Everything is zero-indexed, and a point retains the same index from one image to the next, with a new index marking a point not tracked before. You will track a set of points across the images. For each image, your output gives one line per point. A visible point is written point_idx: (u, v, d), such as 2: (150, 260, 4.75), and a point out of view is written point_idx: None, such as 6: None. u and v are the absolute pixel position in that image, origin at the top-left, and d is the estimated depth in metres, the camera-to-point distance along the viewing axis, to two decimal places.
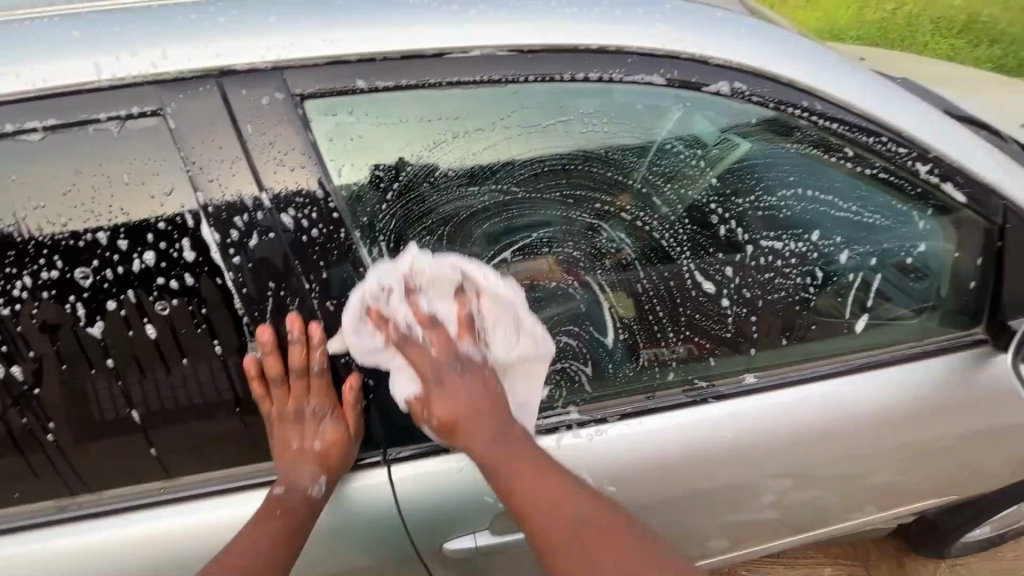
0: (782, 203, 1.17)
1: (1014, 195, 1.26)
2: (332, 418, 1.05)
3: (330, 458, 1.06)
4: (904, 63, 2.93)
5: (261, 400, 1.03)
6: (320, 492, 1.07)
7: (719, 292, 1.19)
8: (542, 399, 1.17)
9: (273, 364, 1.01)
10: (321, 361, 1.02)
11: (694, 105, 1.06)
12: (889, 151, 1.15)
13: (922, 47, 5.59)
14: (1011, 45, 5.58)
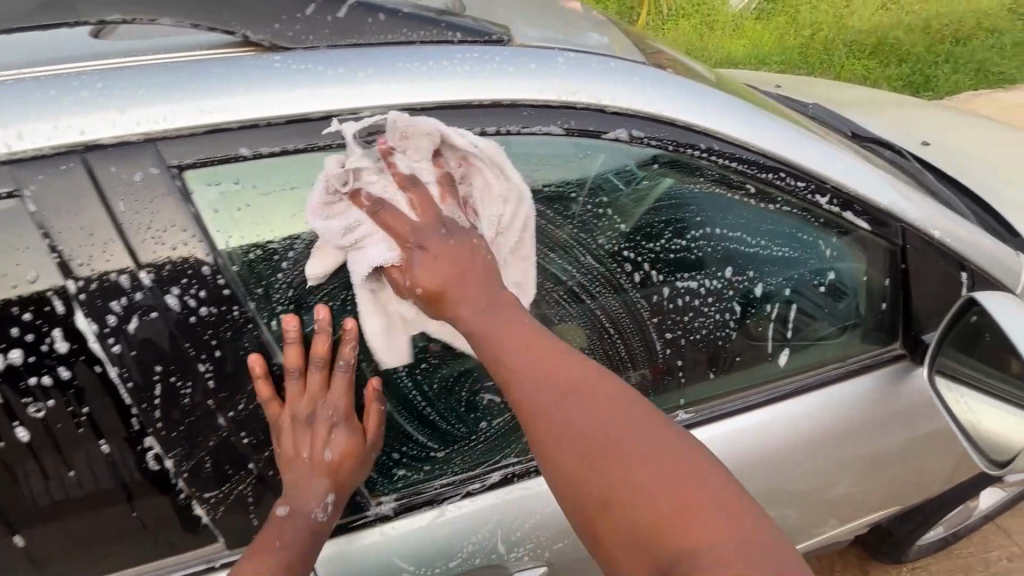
0: (693, 244, 1.17)
1: (911, 218, 1.32)
2: (344, 426, 0.99)
3: (341, 470, 0.99)
4: (819, 88, 3.12)
5: (268, 403, 0.95)
6: (326, 513, 0.98)
7: (641, 332, 1.19)
8: (476, 457, 1.16)
9: (294, 356, 0.96)
10: (348, 357, 0.98)
11: (595, 152, 1.07)
12: (788, 185, 1.20)
13: (839, 69, 6.01)
14: (916, 65, 6.08)
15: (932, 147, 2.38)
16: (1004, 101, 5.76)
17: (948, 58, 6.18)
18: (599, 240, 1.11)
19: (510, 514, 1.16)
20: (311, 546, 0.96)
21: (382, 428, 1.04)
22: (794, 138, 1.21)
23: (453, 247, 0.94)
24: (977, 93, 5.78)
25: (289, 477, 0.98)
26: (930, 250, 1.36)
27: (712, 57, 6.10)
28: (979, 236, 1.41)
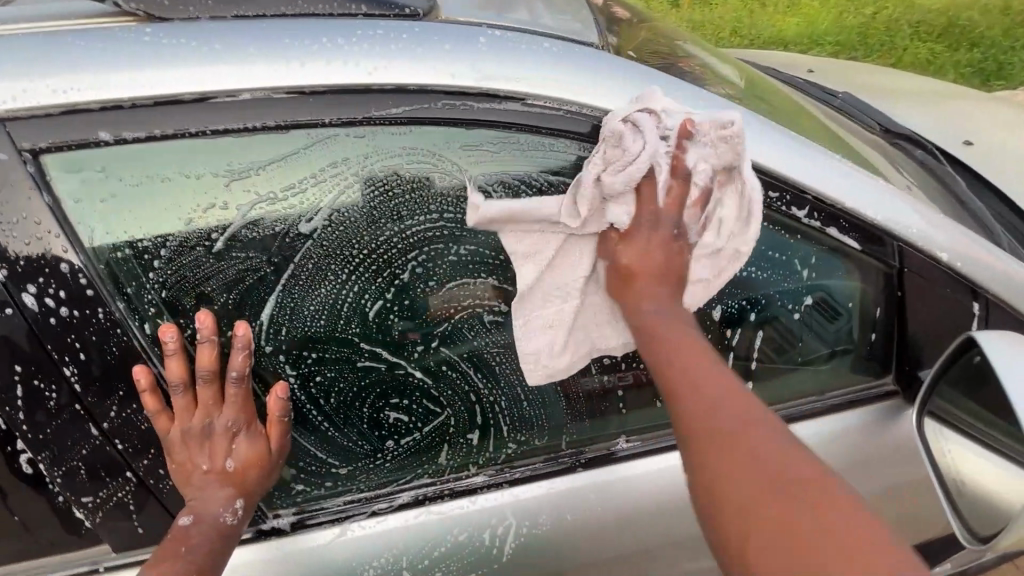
0: None
1: (912, 237, 1.12)
2: (246, 433, 0.93)
3: (248, 477, 0.94)
4: (861, 75, 2.82)
5: (155, 417, 0.88)
6: (235, 519, 0.92)
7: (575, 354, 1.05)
8: (384, 475, 1.07)
9: (177, 368, 0.87)
10: (240, 366, 0.89)
11: (521, 147, 0.92)
12: (757, 195, 1.02)
13: (901, 52, 5.49)
14: (992, 49, 5.48)
15: (977, 147, 2.09)
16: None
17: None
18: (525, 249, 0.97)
19: (417, 538, 1.06)
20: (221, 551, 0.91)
21: (289, 434, 0.97)
22: (771, 139, 1.03)
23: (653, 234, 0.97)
24: None
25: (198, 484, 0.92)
26: (932, 275, 1.16)
27: (758, 35, 5.68)
28: (999, 259, 1.20)
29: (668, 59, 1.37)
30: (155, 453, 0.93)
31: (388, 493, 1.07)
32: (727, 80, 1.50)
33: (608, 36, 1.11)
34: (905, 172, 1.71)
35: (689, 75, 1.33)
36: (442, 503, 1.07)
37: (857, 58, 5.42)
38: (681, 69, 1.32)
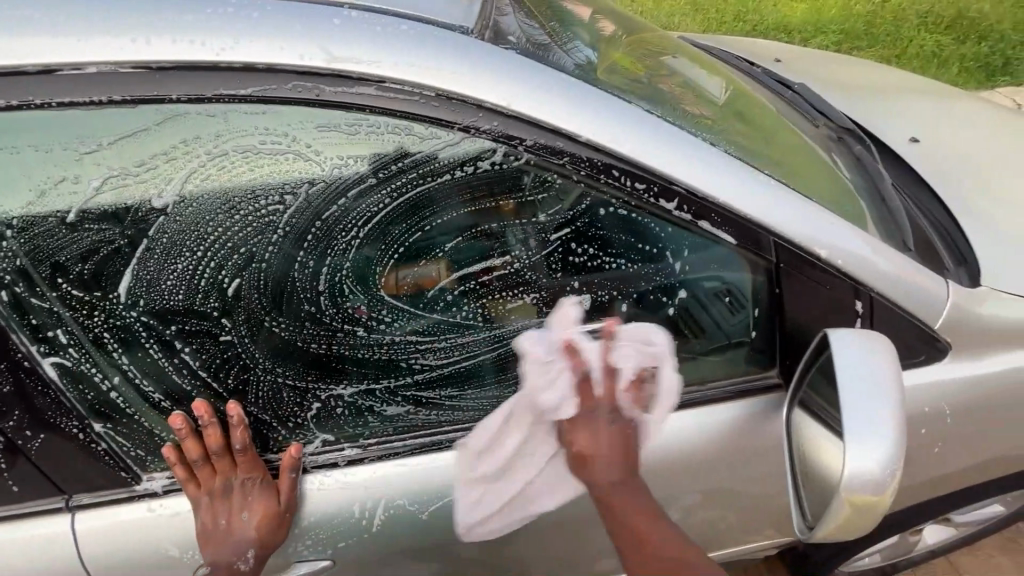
0: (502, 242, 1.06)
1: (787, 232, 1.13)
2: (259, 490, 1.07)
3: (262, 531, 1.06)
4: (833, 68, 2.78)
5: (184, 484, 1.04)
6: (249, 563, 1.07)
7: (441, 331, 1.10)
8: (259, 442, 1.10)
9: (192, 448, 1.03)
10: (243, 440, 1.04)
11: (378, 130, 0.93)
12: (622, 185, 1.03)
13: (904, 44, 5.36)
14: (998, 44, 5.33)
15: (925, 145, 2.07)
16: None
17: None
18: (387, 229, 1.00)
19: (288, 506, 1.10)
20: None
21: (295, 491, 1.10)
22: (639, 131, 1.02)
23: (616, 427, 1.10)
24: None
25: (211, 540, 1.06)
26: (807, 272, 1.17)
27: (757, 22, 5.55)
28: (878, 256, 1.22)
29: (574, 48, 1.37)
30: (20, 415, 0.96)
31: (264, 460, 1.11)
32: (641, 72, 1.50)
33: (490, 19, 1.10)
34: (831, 168, 1.70)
35: (591, 65, 1.33)
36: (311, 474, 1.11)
37: (856, 49, 5.30)
38: (582, 59, 1.32)
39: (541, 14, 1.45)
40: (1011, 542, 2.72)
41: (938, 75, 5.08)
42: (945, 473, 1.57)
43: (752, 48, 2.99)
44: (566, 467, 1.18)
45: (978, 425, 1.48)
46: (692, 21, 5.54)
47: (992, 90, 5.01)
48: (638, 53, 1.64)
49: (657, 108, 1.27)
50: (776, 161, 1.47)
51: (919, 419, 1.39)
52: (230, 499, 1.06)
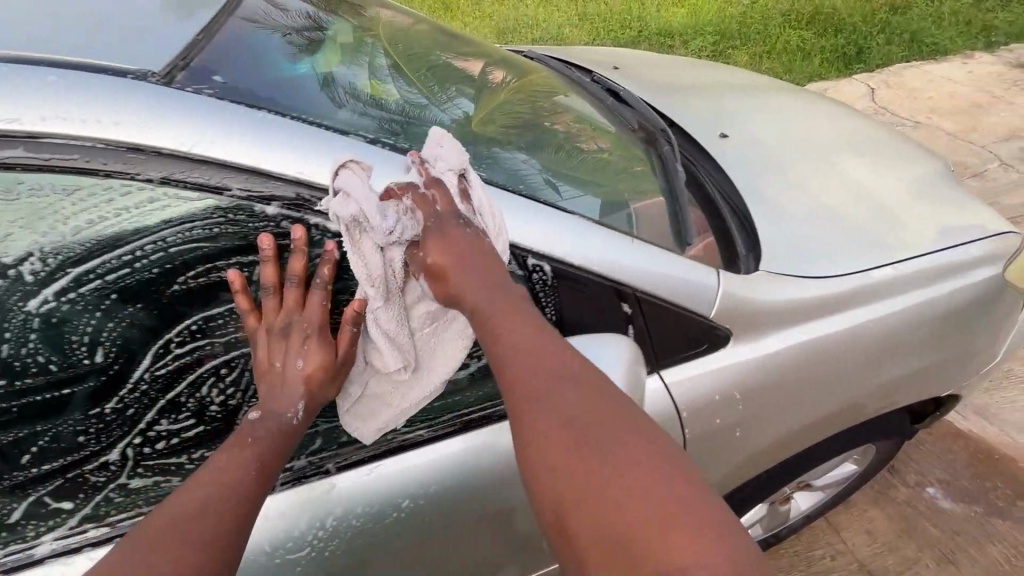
0: (223, 287, 0.99)
1: (535, 243, 1.16)
2: (319, 338, 1.02)
3: (316, 381, 1.03)
4: (673, 74, 2.94)
5: (247, 314, 1.00)
6: (298, 418, 1.02)
7: (172, 390, 1.00)
8: None
9: (269, 273, 0.98)
10: (326, 276, 1.01)
11: (40, 189, 0.86)
12: (341, 218, 1.01)
13: (770, 40, 5.73)
14: (848, 34, 5.73)
15: (736, 141, 2.19)
16: (930, 69, 5.40)
17: (881, 28, 5.78)
18: (73, 292, 0.91)
19: None
20: (278, 450, 1.00)
21: (352, 346, 1.06)
22: (356, 163, 1.02)
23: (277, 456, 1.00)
24: (907, 64, 5.47)
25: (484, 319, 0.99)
26: (565, 279, 1.21)
27: (643, 29, 5.81)
28: (634, 257, 1.28)
29: (452, 105, 1.67)
30: None
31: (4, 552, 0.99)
32: (519, 116, 1.83)
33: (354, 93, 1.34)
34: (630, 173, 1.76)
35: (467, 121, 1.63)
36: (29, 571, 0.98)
37: (733, 47, 5.64)
38: (460, 115, 1.64)
39: (417, 77, 1.74)
40: (883, 494, 2.84)
41: (803, 66, 5.44)
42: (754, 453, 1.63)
43: (603, 57, 3.10)
44: (342, 513, 1.14)
45: (779, 399, 1.57)
46: (581, 32, 5.77)
47: (851, 78, 5.37)
48: (519, 97, 1.93)
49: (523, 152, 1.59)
50: (600, 177, 1.69)
51: (707, 408, 1.45)
52: (292, 343, 1.01)
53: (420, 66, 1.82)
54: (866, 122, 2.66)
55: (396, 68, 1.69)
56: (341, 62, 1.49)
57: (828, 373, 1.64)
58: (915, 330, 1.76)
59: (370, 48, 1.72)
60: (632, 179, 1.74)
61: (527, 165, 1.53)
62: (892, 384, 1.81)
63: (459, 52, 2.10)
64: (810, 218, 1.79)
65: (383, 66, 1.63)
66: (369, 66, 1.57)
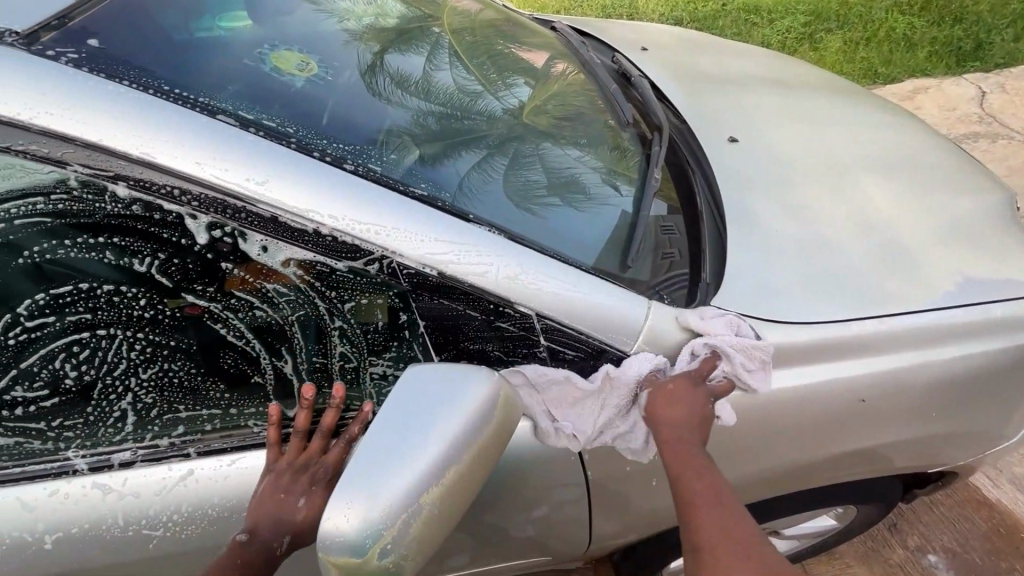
0: (71, 265, 0.97)
1: (413, 256, 1.04)
2: (326, 492, 1.07)
3: (307, 527, 1.07)
4: (718, 62, 2.64)
5: (270, 446, 1.08)
6: (282, 549, 1.07)
7: (23, 359, 1.01)
8: None
9: (301, 421, 1.07)
10: (352, 434, 1.10)
11: None
12: (192, 203, 0.94)
13: (873, 24, 5.03)
14: (971, 25, 4.90)
15: (745, 147, 1.93)
16: None
17: (1012, 19, 4.86)
18: None
19: None
20: (260, 571, 1.06)
21: None
22: (213, 145, 0.94)
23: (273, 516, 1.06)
24: None
25: (666, 437, 1.19)
26: (451, 296, 1.09)
27: (727, 2, 5.30)
28: (541, 275, 1.15)
29: (509, 94, 1.74)
30: None
31: None
32: (573, 109, 1.87)
33: (400, 80, 1.46)
34: (594, 175, 1.59)
35: (519, 110, 1.70)
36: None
37: (826, 30, 5.00)
38: (512, 103, 1.70)
39: (474, 64, 1.80)
40: (874, 551, 2.57)
41: (905, 58, 4.74)
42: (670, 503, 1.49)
43: (646, 37, 2.83)
44: (198, 505, 1.15)
45: (716, 449, 1.39)
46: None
47: (960, 77, 4.61)
48: (576, 91, 2.00)
49: (573, 148, 1.66)
50: (560, 177, 1.53)
51: (610, 448, 1.34)
52: (301, 485, 1.06)
53: (479, 54, 1.87)
54: (929, 137, 2.26)
55: (458, 56, 1.77)
56: (403, 49, 1.60)
57: (770, 435, 1.41)
58: (897, 398, 1.47)
59: (437, 36, 1.79)
60: (595, 183, 1.57)
61: (576, 163, 1.59)
62: (862, 454, 1.53)
63: (493, 37, 2.09)
64: (796, 250, 1.55)
65: (444, 54, 1.71)
66: (429, 55, 1.66)
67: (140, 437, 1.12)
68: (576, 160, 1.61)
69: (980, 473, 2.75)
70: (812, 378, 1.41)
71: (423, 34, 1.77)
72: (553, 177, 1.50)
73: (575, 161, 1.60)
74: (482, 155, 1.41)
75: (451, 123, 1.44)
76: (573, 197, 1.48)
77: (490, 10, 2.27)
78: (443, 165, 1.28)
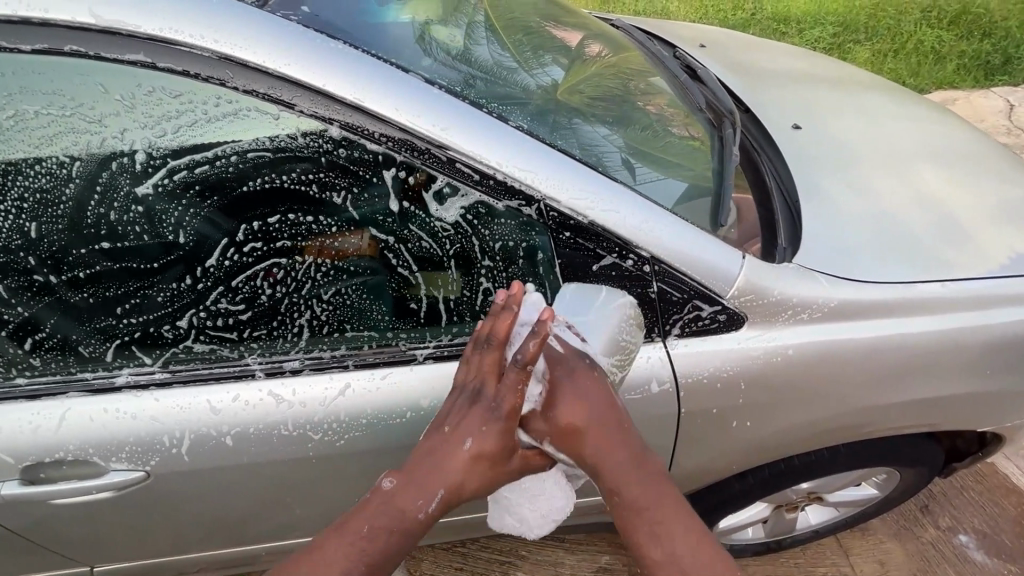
0: (284, 194, 1.15)
1: (561, 197, 1.23)
2: (499, 419, 1.09)
3: (478, 466, 1.10)
4: (764, 62, 2.81)
5: (465, 373, 1.15)
6: (422, 514, 1.10)
7: (232, 274, 1.20)
8: (90, 362, 1.26)
9: (501, 327, 1.07)
10: (528, 350, 1.04)
11: (154, 89, 1.06)
12: (390, 144, 1.14)
13: (903, 36, 5.16)
14: (1000, 40, 5.05)
15: (804, 135, 2.10)
16: None
17: None
18: (165, 179, 1.11)
19: (116, 416, 1.27)
20: (396, 543, 1.08)
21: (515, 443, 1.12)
22: (410, 96, 1.14)
23: (434, 472, 1.11)
24: None
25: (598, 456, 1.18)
26: (587, 236, 1.27)
27: (755, 12, 5.44)
28: (659, 225, 1.32)
29: (543, 72, 1.78)
30: None
31: (95, 377, 1.27)
32: (606, 92, 1.92)
33: (449, 50, 1.50)
34: (616, 154, 1.61)
35: (551, 88, 1.73)
36: (111, 393, 1.27)
37: (854, 41, 5.15)
38: (545, 82, 1.75)
39: (512, 44, 1.84)
40: (908, 528, 2.69)
41: (933, 71, 4.88)
42: (741, 447, 1.65)
43: (696, 39, 3.00)
44: (355, 411, 1.34)
45: (790, 393, 1.55)
46: (690, 9, 5.45)
47: (990, 90, 4.75)
48: (611, 74, 2.06)
49: (601, 127, 1.70)
50: (646, 152, 1.71)
51: (703, 387, 1.47)
52: (473, 411, 1.11)
53: (517, 33, 1.92)
54: (966, 132, 2.41)
55: (496, 33, 1.80)
56: (444, 20, 1.61)
57: (835, 384, 1.57)
58: (951, 354, 1.63)
59: (476, 13, 1.83)
60: (616, 162, 1.59)
61: (604, 141, 1.61)
62: (918, 407, 1.70)
63: (543, 23, 2.16)
64: (860, 222, 1.72)
65: (482, 29, 1.73)
66: (466, 28, 1.69)
67: (309, 350, 1.31)
68: (603, 137, 1.64)
69: (1008, 461, 2.88)
70: (880, 333, 1.57)
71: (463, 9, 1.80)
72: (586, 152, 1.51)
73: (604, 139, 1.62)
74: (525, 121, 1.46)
75: (495, 87, 1.49)
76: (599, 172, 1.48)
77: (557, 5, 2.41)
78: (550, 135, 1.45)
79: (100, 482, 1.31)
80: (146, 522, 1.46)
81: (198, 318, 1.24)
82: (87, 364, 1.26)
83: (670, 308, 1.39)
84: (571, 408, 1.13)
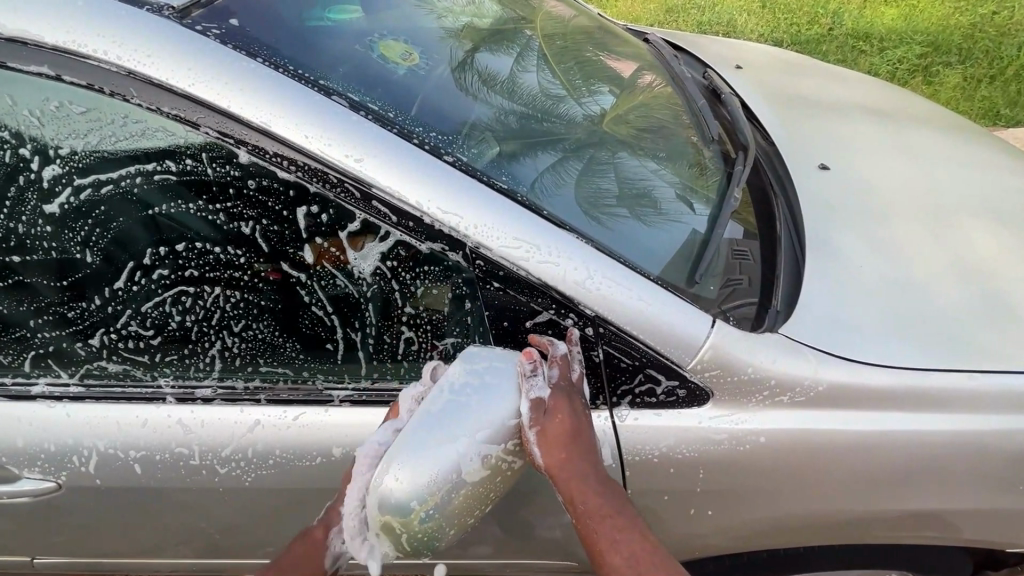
0: (190, 219, 1.09)
1: (490, 243, 1.09)
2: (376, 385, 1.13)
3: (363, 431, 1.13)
4: (820, 88, 2.51)
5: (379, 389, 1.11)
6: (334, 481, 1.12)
7: (140, 296, 1.15)
8: (10, 368, 1.24)
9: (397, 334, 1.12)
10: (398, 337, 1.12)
11: (60, 100, 1.02)
12: (299, 173, 1.04)
13: (1006, 60, 4.56)
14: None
15: (834, 177, 1.84)
16: None
17: None
18: (72, 197, 1.08)
19: (28, 426, 1.23)
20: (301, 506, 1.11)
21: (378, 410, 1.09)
22: (322, 122, 1.03)
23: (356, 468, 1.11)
24: None
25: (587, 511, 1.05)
26: (520, 288, 1.12)
27: (834, 25, 4.89)
28: (609, 282, 1.15)
29: (593, 101, 1.70)
30: None
31: (14, 383, 1.24)
32: (656, 121, 1.77)
33: (487, 79, 1.46)
34: (671, 191, 1.53)
35: (598, 118, 1.64)
36: (23, 403, 1.23)
37: (944, 64, 4.59)
38: (594, 110, 1.66)
39: (563, 72, 1.76)
40: None
41: None
42: (711, 538, 1.42)
43: (745, 60, 2.73)
44: (266, 448, 1.23)
45: (771, 483, 1.32)
46: (758, 19, 5.02)
47: None
48: (665, 105, 1.89)
49: (651, 161, 1.58)
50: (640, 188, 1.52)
51: (653, 466, 1.29)
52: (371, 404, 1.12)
53: (569, 60, 1.83)
54: None
55: (547, 62, 1.74)
56: (494, 49, 1.59)
57: (830, 480, 1.32)
58: (980, 458, 1.35)
59: (526, 39, 1.78)
60: (669, 198, 1.50)
61: (651, 176, 1.52)
62: (937, 517, 1.41)
63: (599, 52, 2.02)
64: (880, 287, 1.46)
65: (534, 58, 1.69)
66: (517, 56, 1.65)
67: (220, 379, 1.23)
68: (652, 173, 1.54)
69: None
70: (890, 426, 1.32)
71: (514, 35, 1.75)
72: (625, 187, 1.44)
73: (652, 174, 1.54)
74: (556, 158, 1.39)
75: (531, 124, 1.43)
76: (644, 211, 1.43)
77: (602, 27, 2.23)
78: (519, 163, 1.29)
79: (12, 488, 1.27)
80: (63, 534, 1.41)
81: (110, 336, 1.20)
82: (8, 370, 1.24)
83: (618, 375, 1.22)
84: (553, 455, 1.04)
